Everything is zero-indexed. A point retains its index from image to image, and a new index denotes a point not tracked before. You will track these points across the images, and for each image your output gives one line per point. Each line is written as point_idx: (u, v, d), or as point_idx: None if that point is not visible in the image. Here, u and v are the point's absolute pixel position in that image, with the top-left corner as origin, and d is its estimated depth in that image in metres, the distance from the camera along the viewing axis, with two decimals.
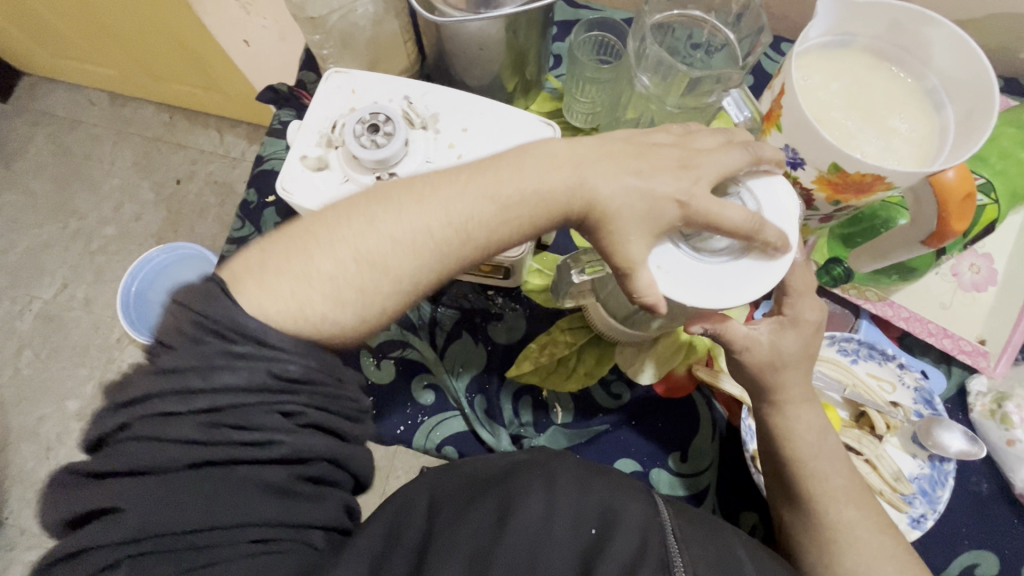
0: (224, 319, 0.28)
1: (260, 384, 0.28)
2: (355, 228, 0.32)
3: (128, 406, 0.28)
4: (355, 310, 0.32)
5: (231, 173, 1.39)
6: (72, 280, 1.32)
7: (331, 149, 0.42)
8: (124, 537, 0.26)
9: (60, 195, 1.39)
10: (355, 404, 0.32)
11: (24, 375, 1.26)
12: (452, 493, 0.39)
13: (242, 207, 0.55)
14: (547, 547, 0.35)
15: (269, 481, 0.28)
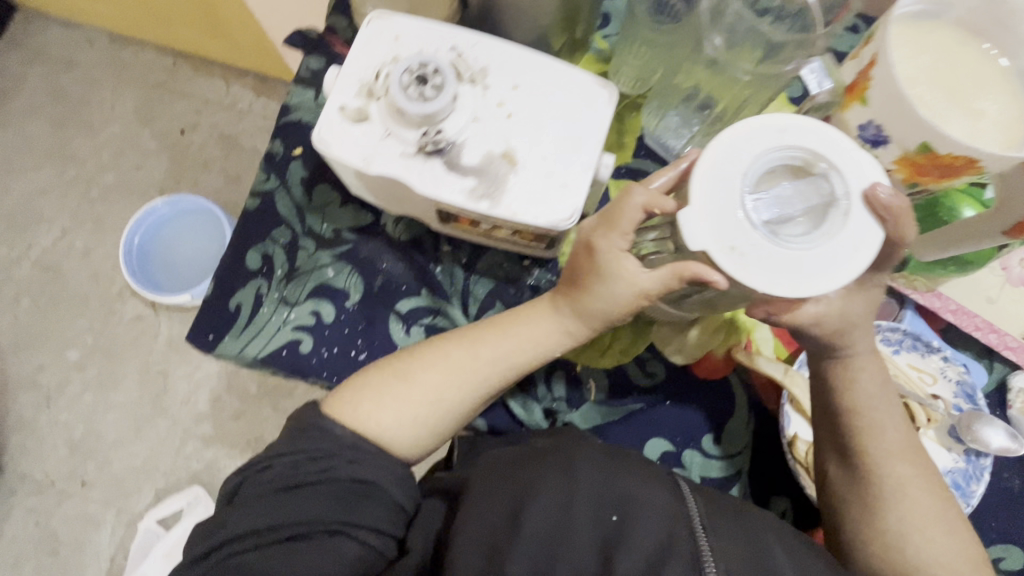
0: (311, 420, 0.49)
1: (327, 445, 0.47)
2: (406, 362, 0.51)
3: (247, 470, 0.47)
4: (394, 419, 0.49)
5: (236, 126, 1.34)
6: (70, 228, 1.28)
7: (371, 100, 0.39)
8: (235, 537, 0.42)
9: (57, 140, 1.33)
10: (396, 472, 0.48)
11: (22, 323, 1.24)
12: (487, 477, 0.47)
13: (267, 158, 0.55)
14: (569, 527, 0.41)
15: (328, 497, 0.44)
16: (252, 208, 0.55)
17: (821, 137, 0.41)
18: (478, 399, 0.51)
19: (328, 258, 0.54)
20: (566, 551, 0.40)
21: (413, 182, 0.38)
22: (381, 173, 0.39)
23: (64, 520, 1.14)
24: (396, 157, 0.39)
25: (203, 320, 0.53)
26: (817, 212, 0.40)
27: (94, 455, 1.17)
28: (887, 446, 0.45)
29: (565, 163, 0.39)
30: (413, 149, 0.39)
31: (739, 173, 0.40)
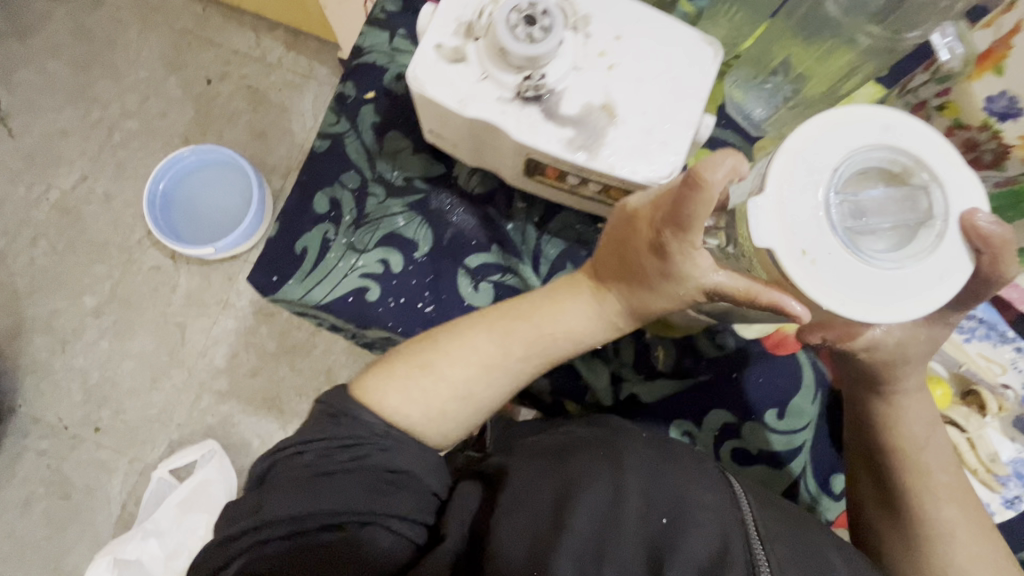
0: (338, 406, 0.53)
1: (359, 435, 0.51)
2: (438, 350, 0.54)
3: (279, 452, 0.52)
4: (417, 406, 0.53)
5: (266, 80, 1.31)
6: (91, 173, 1.26)
7: (469, 40, 0.40)
8: (272, 519, 0.47)
9: (80, 81, 1.30)
10: (425, 461, 0.53)
11: (39, 266, 1.22)
12: (537, 468, 0.54)
13: (338, 100, 0.60)
14: (616, 524, 0.48)
15: (361, 486, 0.49)
16: (322, 150, 0.59)
17: (918, 145, 0.40)
18: (504, 388, 0.55)
19: (398, 207, 0.58)
20: (612, 545, 0.47)
21: (510, 128, 0.40)
22: (475, 116, 0.40)
23: (76, 466, 1.14)
24: (492, 101, 0.40)
25: (269, 263, 0.57)
26: (903, 228, 0.39)
27: (109, 402, 1.17)
28: (937, 487, 0.53)
29: (664, 119, 0.41)
30: (510, 94, 0.40)
31: (828, 168, 0.39)
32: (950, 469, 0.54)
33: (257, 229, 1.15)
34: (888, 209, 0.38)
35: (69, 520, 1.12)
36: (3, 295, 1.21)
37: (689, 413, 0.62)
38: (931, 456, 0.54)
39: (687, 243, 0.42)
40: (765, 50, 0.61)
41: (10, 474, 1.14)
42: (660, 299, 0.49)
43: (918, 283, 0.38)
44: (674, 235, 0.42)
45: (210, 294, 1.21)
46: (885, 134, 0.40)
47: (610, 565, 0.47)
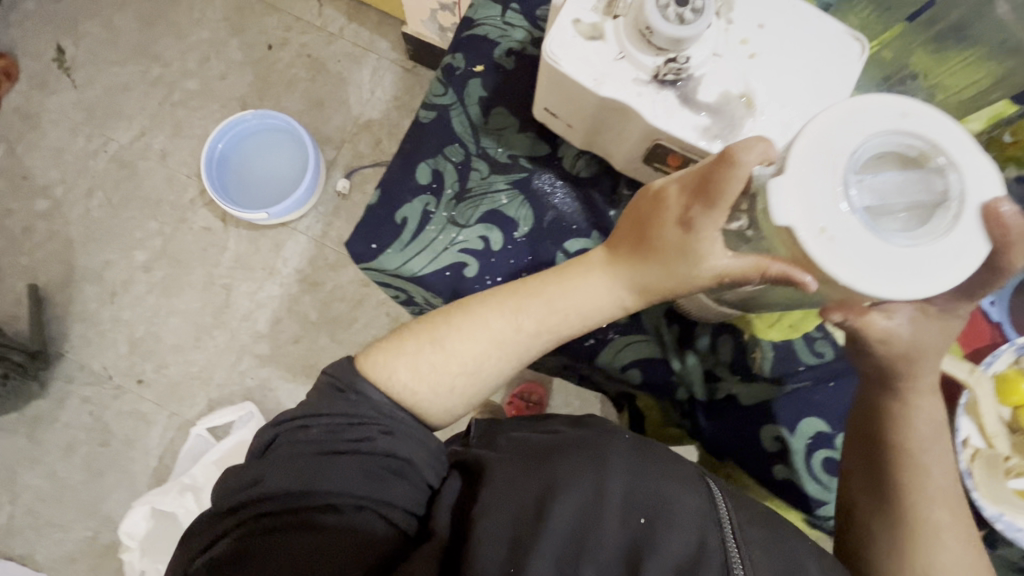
0: (344, 380, 0.50)
1: (362, 413, 0.48)
2: (441, 323, 0.51)
3: (279, 424, 0.49)
4: (426, 383, 0.50)
5: (326, 49, 1.30)
6: (149, 130, 1.27)
7: (608, 17, 0.40)
8: (264, 495, 0.45)
9: (144, 37, 1.31)
10: (430, 447, 0.51)
11: (93, 217, 1.24)
12: (514, 464, 0.50)
13: (446, 71, 0.57)
14: (596, 523, 0.45)
15: (358, 470, 0.46)
16: (427, 119, 0.56)
17: (940, 125, 0.34)
18: (513, 367, 0.51)
19: (502, 184, 0.55)
20: (589, 546, 0.44)
21: (647, 109, 0.40)
22: (610, 95, 0.40)
23: (118, 415, 1.17)
24: (628, 82, 0.40)
25: (368, 230, 0.52)
26: (922, 210, 0.34)
27: (152, 356, 1.19)
28: (931, 489, 0.46)
29: (804, 113, 0.40)
30: (647, 76, 0.40)
31: (847, 149, 0.33)
32: (949, 473, 0.47)
33: (309, 197, 1.17)
34: (908, 189, 0.33)
35: (107, 468, 1.15)
36: (57, 243, 1.23)
37: (782, 420, 0.54)
38: (933, 463, 0.47)
39: (709, 221, 0.40)
40: (901, 54, 0.54)
41: (53, 418, 1.16)
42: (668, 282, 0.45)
43: (939, 270, 0.33)
44: (702, 210, 0.41)
45: (256, 259, 1.22)
46: (906, 112, 0.34)
47: (588, 564, 0.43)
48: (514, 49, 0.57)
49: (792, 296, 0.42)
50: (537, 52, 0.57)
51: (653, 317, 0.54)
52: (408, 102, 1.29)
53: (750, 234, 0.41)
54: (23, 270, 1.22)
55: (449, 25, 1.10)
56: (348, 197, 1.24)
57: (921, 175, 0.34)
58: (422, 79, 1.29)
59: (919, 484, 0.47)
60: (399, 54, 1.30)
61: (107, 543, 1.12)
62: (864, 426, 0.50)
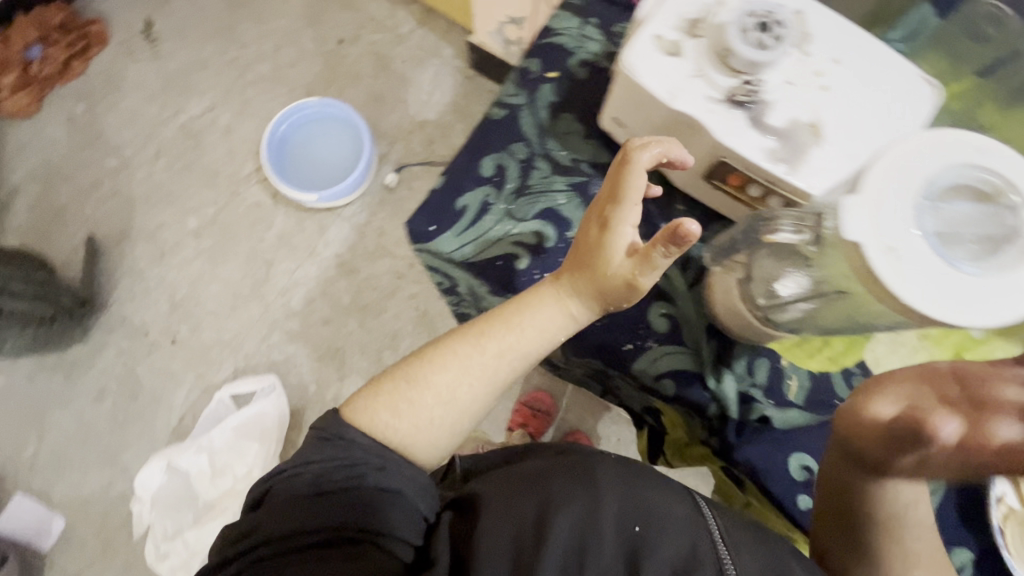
0: (329, 429, 0.52)
1: (343, 455, 0.51)
2: (417, 362, 0.54)
3: (271, 479, 0.52)
4: (405, 419, 0.53)
5: (393, 50, 1.36)
6: (218, 105, 1.34)
7: (688, 36, 0.43)
8: (261, 543, 0.47)
9: (227, 19, 1.39)
10: (415, 474, 0.52)
11: (156, 180, 1.30)
12: (506, 489, 0.52)
13: (521, 74, 0.59)
14: (594, 538, 0.47)
15: (353, 502, 0.49)
16: (497, 117, 0.58)
17: (1014, 165, 0.35)
18: (487, 390, 0.53)
19: (561, 185, 0.56)
20: (590, 558, 0.46)
21: (716, 126, 0.42)
22: (682, 109, 0.42)
23: (149, 369, 1.21)
24: (700, 98, 0.42)
25: (430, 212, 0.54)
26: (990, 240, 0.34)
27: (190, 318, 1.24)
28: (905, 548, 0.48)
29: (870, 147, 0.42)
30: (719, 95, 0.42)
31: (923, 176, 0.35)
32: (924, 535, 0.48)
33: (359, 185, 1.22)
34: (974, 220, 0.34)
35: (131, 419, 1.19)
36: (119, 200, 1.29)
37: (807, 449, 0.53)
38: (918, 525, 0.47)
39: (620, 212, 0.46)
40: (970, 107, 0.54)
41: (90, 364, 1.22)
42: (599, 278, 0.48)
43: (997, 302, 0.33)
44: (611, 208, 0.47)
45: (300, 239, 1.27)
46: (977, 148, 0.36)
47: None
48: (586, 60, 0.59)
49: (847, 314, 0.42)
50: (609, 65, 0.59)
51: (694, 331, 0.54)
52: (464, 107, 1.33)
53: (812, 250, 0.40)
54: (84, 221, 1.28)
55: (514, 39, 1.15)
56: (395, 190, 1.28)
57: (992, 211, 0.35)
58: (479, 87, 1.34)
59: (896, 543, 0.48)
60: (461, 61, 1.36)
61: (121, 493, 1.16)
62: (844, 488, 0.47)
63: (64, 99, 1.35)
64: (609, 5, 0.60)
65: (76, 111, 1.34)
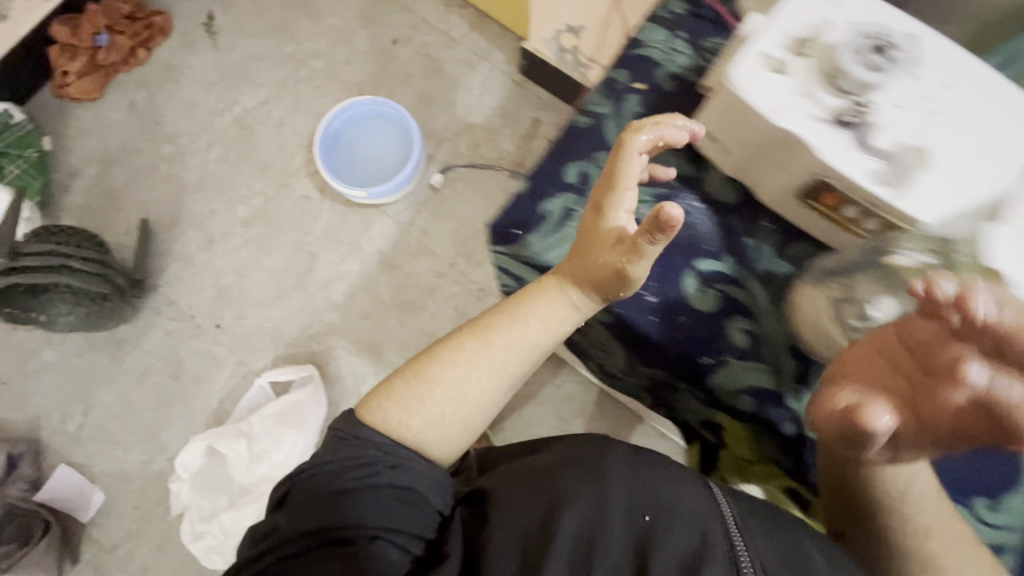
0: (347, 427, 0.56)
1: (358, 454, 0.54)
2: (426, 359, 0.58)
3: (291, 478, 0.55)
4: (416, 415, 0.56)
5: (444, 52, 1.38)
6: (272, 99, 1.37)
7: (795, 56, 0.46)
8: (285, 540, 0.50)
9: (285, 15, 1.42)
10: (427, 469, 0.56)
11: (209, 168, 1.34)
12: (516, 484, 0.55)
13: (607, 84, 0.61)
14: (603, 533, 0.51)
15: (371, 502, 0.52)
16: (583, 125, 0.60)
17: None
18: (494, 384, 0.58)
19: (646, 196, 0.58)
20: (600, 549, 0.50)
21: (821, 144, 0.45)
22: (790, 127, 0.45)
23: (193, 352, 1.24)
24: (807, 116, 0.45)
25: (512, 215, 0.57)
26: None
27: (234, 305, 1.26)
28: (922, 530, 0.53)
29: (974, 169, 0.45)
30: (826, 115, 0.45)
31: None
32: (939, 517, 0.53)
33: (406, 185, 1.24)
34: None
35: (173, 400, 1.22)
36: (172, 186, 1.33)
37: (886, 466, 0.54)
38: (922, 502, 0.54)
39: (613, 198, 0.51)
40: None
41: (137, 344, 1.25)
42: (593, 269, 0.52)
43: None
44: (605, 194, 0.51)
45: (344, 233, 1.29)
46: None
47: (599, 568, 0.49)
48: (674, 74, 0.60)
49: None
50: (698, 80, 0.59)
51: (776, 350, 0.55)
52: (512, 113, 1.34)
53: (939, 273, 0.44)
54: (138, 204, 1.32)
55: (570, 47, 1.15)
56: (440, 191, 1.29)
57: None
58: (528, 93, 1.35)
59: (910, 526, 0.54)
60: (511, 67, 1.37)
61: (159, 471, 1.19)
62: (846, 471, 0.54)
63: (125, 85, 1.39)
64: (698, 20, 0.61)
65: (137, 98, 1.39)
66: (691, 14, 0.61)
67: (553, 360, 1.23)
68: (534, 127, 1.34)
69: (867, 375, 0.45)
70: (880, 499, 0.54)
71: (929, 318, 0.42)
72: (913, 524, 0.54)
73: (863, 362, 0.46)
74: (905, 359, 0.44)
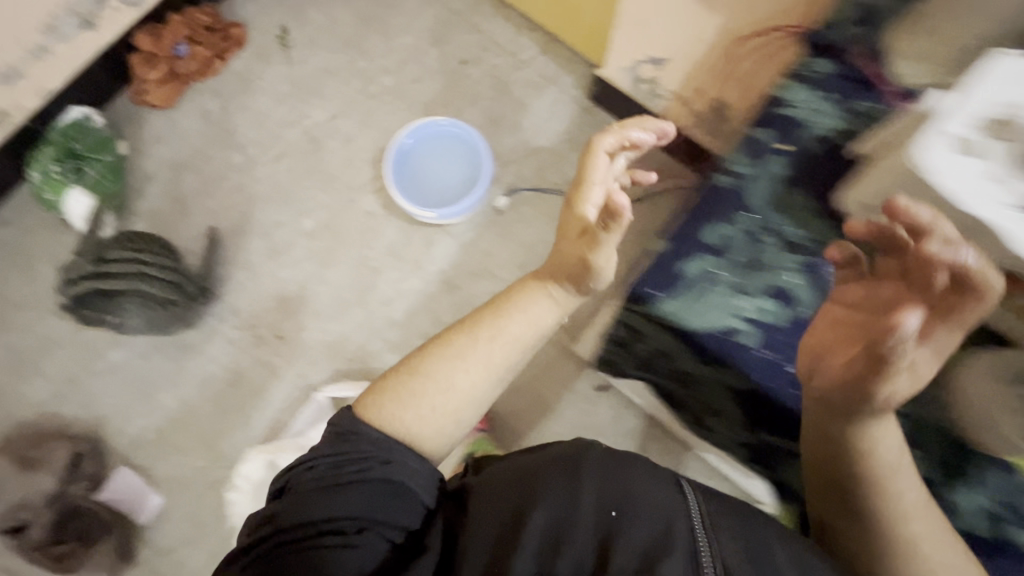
0: (346, 424, 0.63)
1: (353, 450, 0.61)
2: (418, 358, 0.68)
3: (291, 472, 0.62)
4: (409, 410, 0.65)
5: (513, 74, 1.39)
6: (342, 114, 1.39)
7: (982, 145, 0.56)
8: (280, 528, 0.56)
9: (357, 31, 1.44)
10: (417, 467, 0.62)
11: (277, 180, 1.36)
12: (498, 482, 0.61)
13: (752, 145, 0.73)
14: (571, 524, 0.56)
15: (362, 495, 0.58)
16: (727, 184, 0.72)
17: None
18: (480, 379, 0.68)
19: (789, 265, 0.68)
20: (572, 537, 0.55)
21: (1014, 228, 0.53)
22: (987, 214, 0.54)
23: (254, 362, 1.26)
24: (997, 199, 0.54)
25: (654, 277, 0.68)
26: None
27: (295, 317, 1.28)
28: (903, 508, 0.60)
29: None
30: (1013, 203, 0.54)
31: None
32: (915, 495, 0.60)
33: (472, 208, 1.24)
34: None
35: (233, 408, 1.24)
36: (241, 195, 1.35)
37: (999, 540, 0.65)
38: (902, 481, 0.60)
39: (583, 189, 0.71)
40: None
41: (199, 350, 1.27)
42: (568, 261, 0.70)
43: None
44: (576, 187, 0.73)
45: (407, 252, 1.29)
46: None
47: (564, 560, 0.54)
48: (820, 135, 0.72)
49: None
50: (843, 142, 0.72)
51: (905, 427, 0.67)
52: (579, 138, 1.34)
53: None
54: (206, 213, 1.35)
55: (648, 78, 1.14)
56: (504, 214, 1.29)
57: None
58: (595, 119, 1.34)
59: (893, 509, 0.60)
60: (580, 92, 1.36)
61: (216, 478, 1.20)
62: (832, 455, 0.62)
63: (200, 94, 1.42)
64: (851, 85, 0.74)
65: (210, 107, 1.42)
66: (835, 72, 0.74)
67: (611, 391, 1.23)
68: None
69: (833, 339, 0.59)
70: (861, 489, 0.61)
71: (850, 283, 0.61)
72: (885, 505, 0.60)
73: (833, 335, 0.60)
74: (859, 316, 0.59)
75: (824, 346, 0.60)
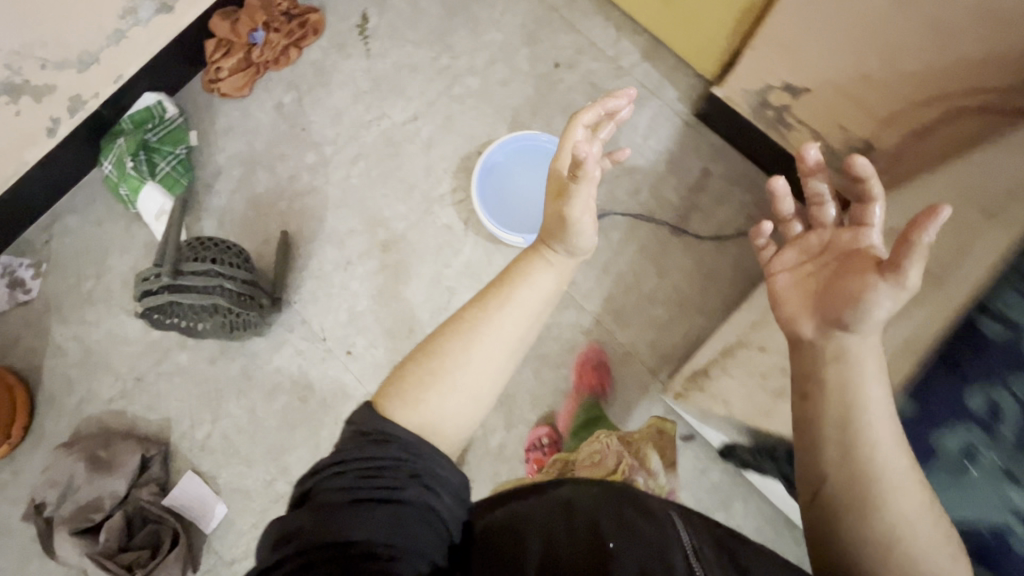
0: (369, 424, 0.55)
1: (383, 457, 0.52)
2: (435, 337, 0.61)
3: (313, 478, 0.53)
4: (430, 390, 0.57)
5: (611, 82, 1.26)
6: (422, 116, 1.30)
7: None
8: (297, 551, 0.46)
9: (442, 24, 1.33)
10: (454, 488, 0.54)
11: (351, 183, 1.28)
12: (497, 526, 0.53)
13: None
14: (563, 548, 0.48)
15: (390, 518, 0.48)
16: None
17: None
18: (502, 352, 0.60)
19: None
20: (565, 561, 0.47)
21: None
22: None
23: (321, 376, 1.21)
24: None
25: None
26: None
27: (366, 333, 1.22)
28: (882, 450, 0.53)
29: None
30: None
31: None
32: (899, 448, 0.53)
33: None
34: None
35: (300, 422, 1.20)
36: (315, 198, 1.28)
37: None
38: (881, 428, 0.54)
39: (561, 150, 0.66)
40: None
41: (267, 359, 1.23)
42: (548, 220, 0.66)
43: None
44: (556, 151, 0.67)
45: (486, 272, 1.22)
46: None
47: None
48: None
49: None
50: None
51: None
52: (679, 158, 1.22)
53: None
54: (277, 214, 1.29)
55: (777, 103, 1.02)
56: None
57: None
58: (700, 138, 1.21)
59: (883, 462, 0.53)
60: (684, 106, 1.23)
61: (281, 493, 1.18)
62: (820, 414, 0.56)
63: (274, 84, 1.34)
64: None
65: (284, 99, 1.34)
66: None
67: (697, 441, 1.14)
68: (703, 178, 1.21)
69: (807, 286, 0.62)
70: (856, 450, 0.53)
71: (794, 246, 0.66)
72: (865, 432, 0.53)
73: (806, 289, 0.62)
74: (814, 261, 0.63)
75: (808, 300, 0.61)
